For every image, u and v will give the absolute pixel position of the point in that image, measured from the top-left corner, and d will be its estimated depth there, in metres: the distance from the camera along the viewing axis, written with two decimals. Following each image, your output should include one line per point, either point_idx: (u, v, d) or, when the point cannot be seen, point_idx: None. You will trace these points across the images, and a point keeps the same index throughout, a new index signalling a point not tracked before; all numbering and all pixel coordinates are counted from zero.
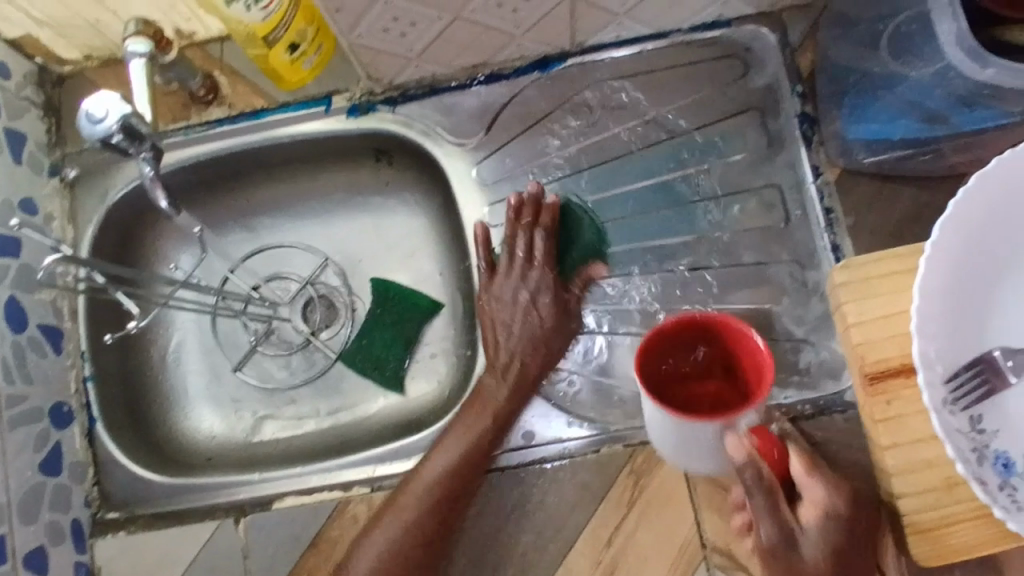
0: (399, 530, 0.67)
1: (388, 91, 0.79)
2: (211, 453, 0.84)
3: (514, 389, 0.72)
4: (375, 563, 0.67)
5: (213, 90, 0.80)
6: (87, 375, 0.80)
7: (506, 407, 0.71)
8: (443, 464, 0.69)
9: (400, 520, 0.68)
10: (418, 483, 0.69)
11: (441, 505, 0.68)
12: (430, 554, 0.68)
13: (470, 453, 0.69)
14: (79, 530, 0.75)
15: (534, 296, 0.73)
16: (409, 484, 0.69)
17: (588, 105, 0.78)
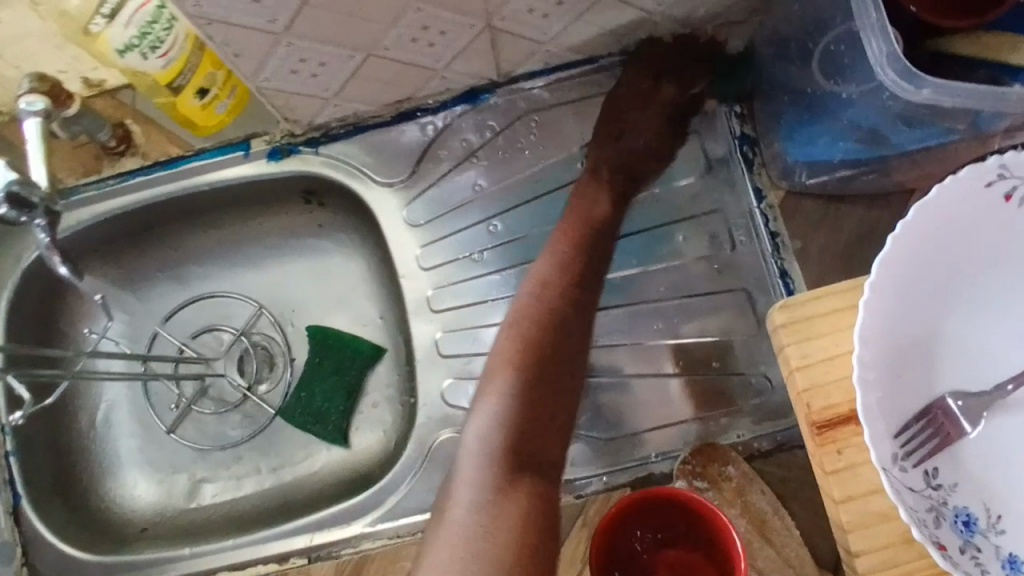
0: (515, 349, 0.56)
1: (309, 132, 0.74)
2: (145, 524, 0.80)
3: (624, 177, 0.69)
4: (508, 384, 0.54)
5: (125, 141, 0.76)
6: (9, 450, 0.74)
7: (605, 223, 0.66)
8: (546, 276, 0.61)
9: (504, 328, 0.58)
10: (521, 305, 0.59)
11: (563, 291, 0.60)
12: (567, 376, 0.56)
13: (565, 266, 0.62)
14: None
15: (656, 118, 0.70)
16: (516, 306, 0.59)
17: (522, 136, 0.74)
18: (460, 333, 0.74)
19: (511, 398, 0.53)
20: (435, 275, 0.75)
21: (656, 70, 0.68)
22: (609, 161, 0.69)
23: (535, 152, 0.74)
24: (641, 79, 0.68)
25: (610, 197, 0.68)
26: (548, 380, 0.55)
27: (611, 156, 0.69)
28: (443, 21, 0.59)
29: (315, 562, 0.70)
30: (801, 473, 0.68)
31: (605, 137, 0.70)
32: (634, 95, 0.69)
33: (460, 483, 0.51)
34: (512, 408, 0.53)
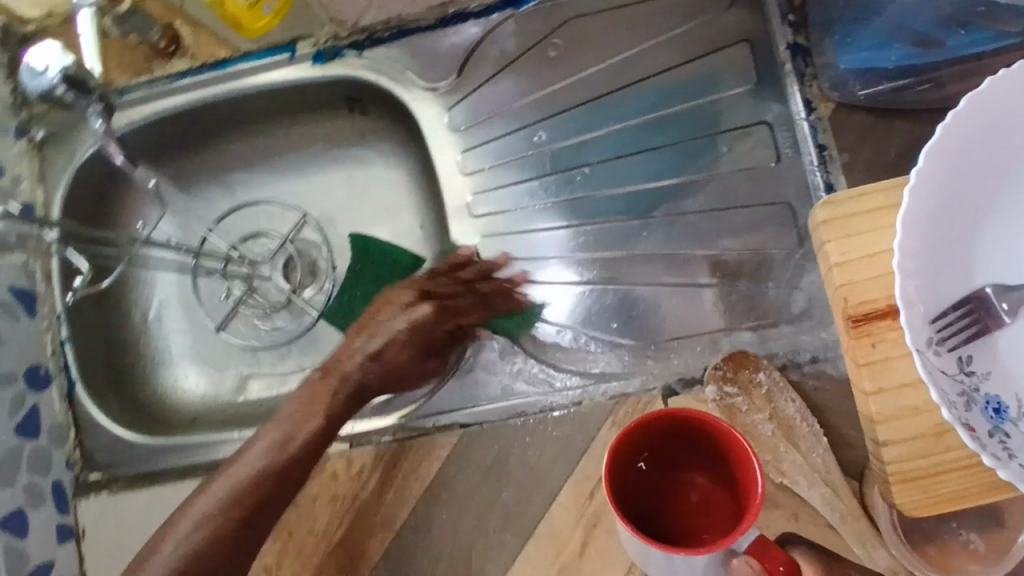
0: (198, 540, 0.55)
1: (354, 35, 0.75)
2: (196, 413, 0.83)
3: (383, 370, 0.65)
4: (177, 547, 0.55)
5: (175, 41, 0.77)
6: (65, 337, 0.78)
7: (357, 384, 0.63)
8: (268, 455, 0.58)
9: (208, 486, 0.57)
10: (281, 454, 0.58)
11: (256, 484, 0.57)
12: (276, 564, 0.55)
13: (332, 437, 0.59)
14: (62, 491, 0.74)
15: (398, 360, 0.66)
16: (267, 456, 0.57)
17: (567, 42, 0.74)
18: (498, 241, 0.75)
19: (200, 546, 0.55)
20: (473, 182, 0.75)
21: (443, 302, 0.67)
22: (356, 374, 0.63)
23: (577, 61, 0.74)
24: (406, 292, 0.66)
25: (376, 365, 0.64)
26: (235, 544, 0.56)
27: (350, 365, 0.63)
28: None
29: (355, 448, 0.71)
30: (835, 386, 0.67)
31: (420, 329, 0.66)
32: (438, 288, 0.68)
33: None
34: (188, 562, 0.54)
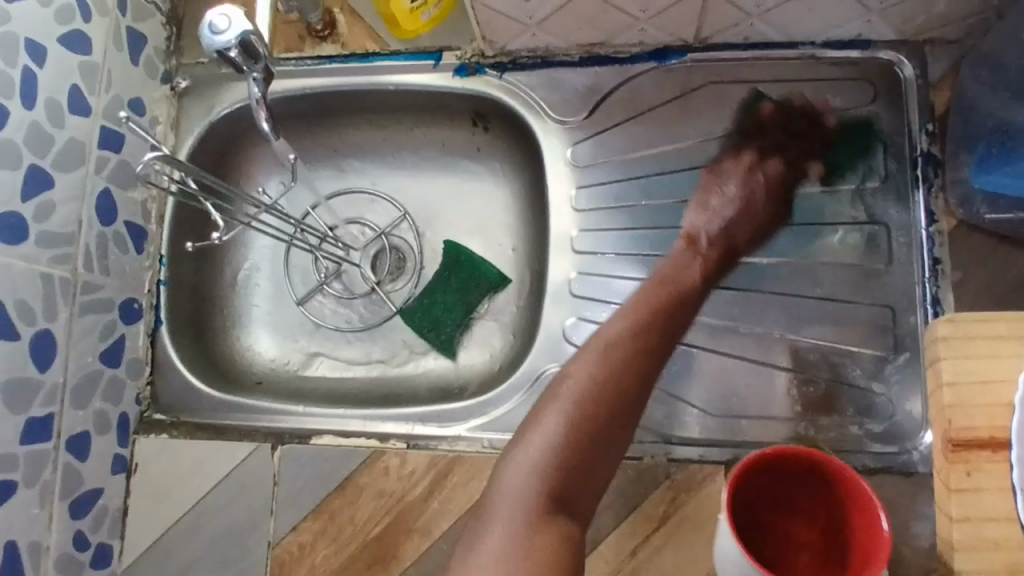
0: (540, 453, 0.55)
1: (498, 55, 0.77)
2: (261, 378, 0.86)
3: (669, 318, 0.65)
4: (541, 447, 0.55)
5: (331, 27, 0.80)
6: (162, 278, 0.81)
7: (692, 294, 0.68)
8: (616, 346, 0.61)
9: (571, 381, 0.58)
10: (597, 346, 0.61)
11: (631, 371, 0.60)
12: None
13: (655, 320, 0.64)
14: (125, 424, 0.77)
15: (749, 193, 0.73)
16: (585, 353, 0.60)
17: (699, 104, 0.75)
18: (592, 280, 0.76)
19: (551, 449, 0.55)
20: (583, 218, 0.77)
21: (761, 146, 0.74)
22: (707, 234, 0.72)
23: (705, 126, 0.75)
24: (742, 159, 0.74)
25: (701, 268, 0.70)
26: (574, 480, 0.55)
27: (708, 230, 0.72)
28: None
29: (412, 449, 0.73)
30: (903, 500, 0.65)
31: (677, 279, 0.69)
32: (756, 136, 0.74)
33: (493, 512, 0.53)
34: (555, 459, 0.54)
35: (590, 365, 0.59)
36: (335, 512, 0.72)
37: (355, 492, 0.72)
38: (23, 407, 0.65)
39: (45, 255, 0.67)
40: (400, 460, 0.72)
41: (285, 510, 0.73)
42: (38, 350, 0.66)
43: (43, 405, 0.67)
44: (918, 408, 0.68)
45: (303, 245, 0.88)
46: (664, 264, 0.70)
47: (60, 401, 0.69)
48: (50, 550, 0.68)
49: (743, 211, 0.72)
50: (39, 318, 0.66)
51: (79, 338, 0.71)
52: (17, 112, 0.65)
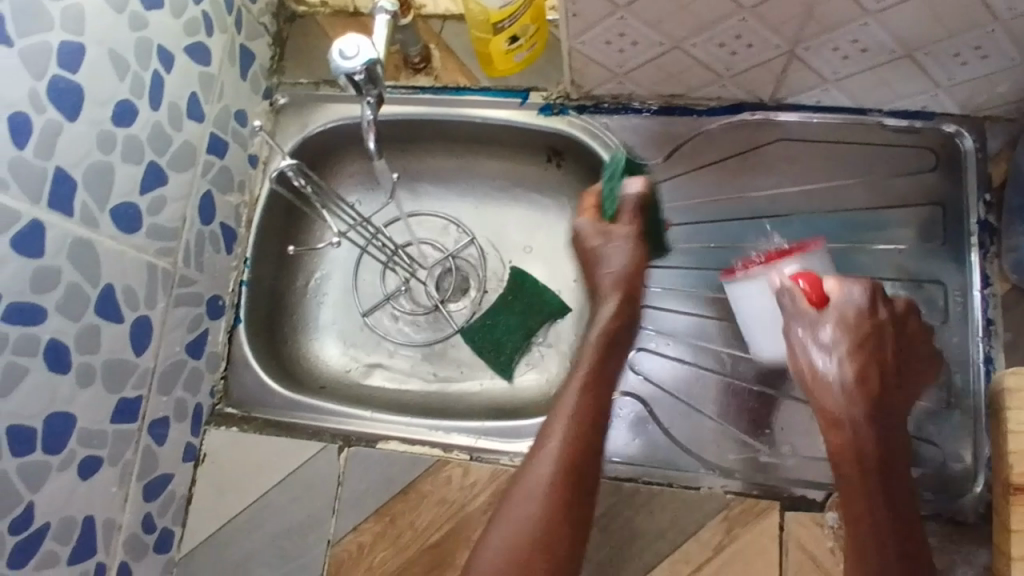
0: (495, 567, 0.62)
1: (584, 100, 0.83)
2: (325, 383, 0.89)
3: (586, 403, 0.68)
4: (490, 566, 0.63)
5: (426, 60, 0.86)
6: (245, 280, 0.85)
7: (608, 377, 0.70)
8: (548, 450, 0.66)
9: (514, 500, 0.65)
10: (548, 434, 0.67)
11: (563, 478, 0.65)
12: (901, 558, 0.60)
13: (587, 418, 0.67)
14: (199, 415, 0.80)
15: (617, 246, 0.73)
16: (543, 443, 0.67)
17: (769, 158, 0.81)
18: (660, 314, 0.80)
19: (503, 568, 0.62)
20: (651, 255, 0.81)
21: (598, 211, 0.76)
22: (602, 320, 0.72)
23: (773, 179, 0.80)
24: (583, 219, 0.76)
25: (609, 341, 0.71)
26: None
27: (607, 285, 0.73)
28: (756, 32, 0.67)
29: (475, 461, 0.76)
30: (943, 541, 0.69)
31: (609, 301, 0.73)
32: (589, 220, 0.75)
33: None
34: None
35: (539, 478, 0.65)
36: (396, 516, 0.75)
37: (417, 499, 0.75)
38: (118, 388, 0.68)
39: (154, 246, 0.71)
40: (462, 471, 0.76)
41: (348, 510, 0.76)
42: (138, 336, 0.70)
43: (134, 388, 0.70)
44: (968, 461, 0.71)
45: (375, 260, 0.93)
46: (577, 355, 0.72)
47: (148, 387, 0.72)
48: (122, 530, 0.71)
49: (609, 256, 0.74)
50: (142, 305, 0.70)
51: (171, 328, 0.75)
52: (144, 111, 0.69)
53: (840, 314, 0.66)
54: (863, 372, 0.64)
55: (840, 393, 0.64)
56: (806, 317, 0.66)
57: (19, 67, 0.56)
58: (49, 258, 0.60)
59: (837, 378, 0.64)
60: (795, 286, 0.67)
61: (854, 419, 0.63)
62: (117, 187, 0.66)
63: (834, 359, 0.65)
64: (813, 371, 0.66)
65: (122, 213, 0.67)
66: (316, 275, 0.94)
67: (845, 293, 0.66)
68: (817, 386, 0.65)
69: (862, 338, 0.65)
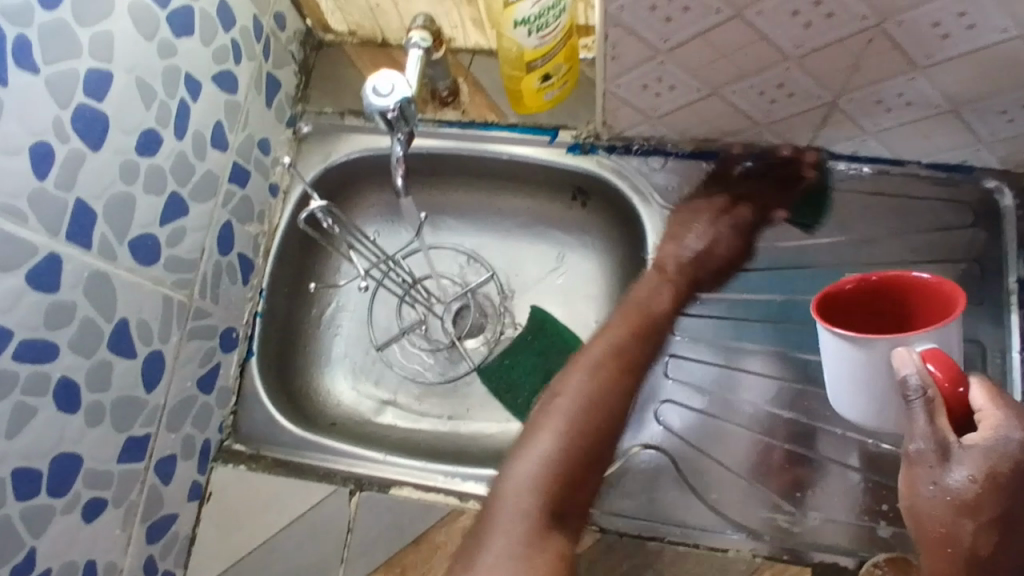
0: (549, 445, 0.63)
1: (614, 140, 0.81)
2: (335, 420, 0.86)
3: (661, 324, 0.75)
4: (545, 446, 0.63)
5: (455, 94, 0.85)
6: (259, 311, 0.82)
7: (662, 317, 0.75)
8: (610, 352, 0.70)
9: (580, 383, 0.67)
10: (612, 336, 0.71)
11: (627, 374, 0.69)
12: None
13: (633, 351, 0.71)
14: (207, 452, 0.77)
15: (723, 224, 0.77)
16: (605, 342, 0.71)
17: (802, 206, 0.79)
18: (686, 364, 0.78)
19: (558, 451, 0.63)
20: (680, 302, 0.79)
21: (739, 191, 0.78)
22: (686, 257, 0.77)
23: (805, 229, 0.79)
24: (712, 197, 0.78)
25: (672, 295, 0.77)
26: (573, 482, 0.63)
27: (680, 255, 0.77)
28: (798, 82, 0.65)
29: None
30: None
31: (672, 247, 0.77)
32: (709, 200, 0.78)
33: (493, 524, 0.60)
34: (551, 470, 0.62)
35: (612, 367, 0.69)
36: (408, 568, 0.72)
37: (430, 550, 0.72)
38: (126, 426, 0.66)
39: (171, 278, 0.69)
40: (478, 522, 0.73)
41: (357, 559, 0.73)
42: (150, 371, 0.68)
43: (143, 425, 0.68)
44: None
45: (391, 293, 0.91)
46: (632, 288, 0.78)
47: (157, 423, 0.70)
48: (123, 574, 0.68)
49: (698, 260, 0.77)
50: (156, 340, 0.68)
51: (183, 362, 0.72)
52: (168, 141, 0.67)
53: (983, 450, 0.50)
54: (993, 519, 0.51)
55: (964, 533, 0.52)
56: (934, 441, 0.51)
57: (44, 96, 0.54)
58: (63, 293, 0.58)
59: (956, 519, 0.52)
60: (934, 398, 0.51)
61: (965, 564, 0.52)
62: (136, 217, 0.64)
63: (957, 497, 0.51)
64: (925, 500, 0.53)
65: (140, 245, 0.65)
66: (331, 308, 0.92)
67: (997, 429, 0.50)
68: (926, 515, 0.53)
69: (1007, 486, 0.50)
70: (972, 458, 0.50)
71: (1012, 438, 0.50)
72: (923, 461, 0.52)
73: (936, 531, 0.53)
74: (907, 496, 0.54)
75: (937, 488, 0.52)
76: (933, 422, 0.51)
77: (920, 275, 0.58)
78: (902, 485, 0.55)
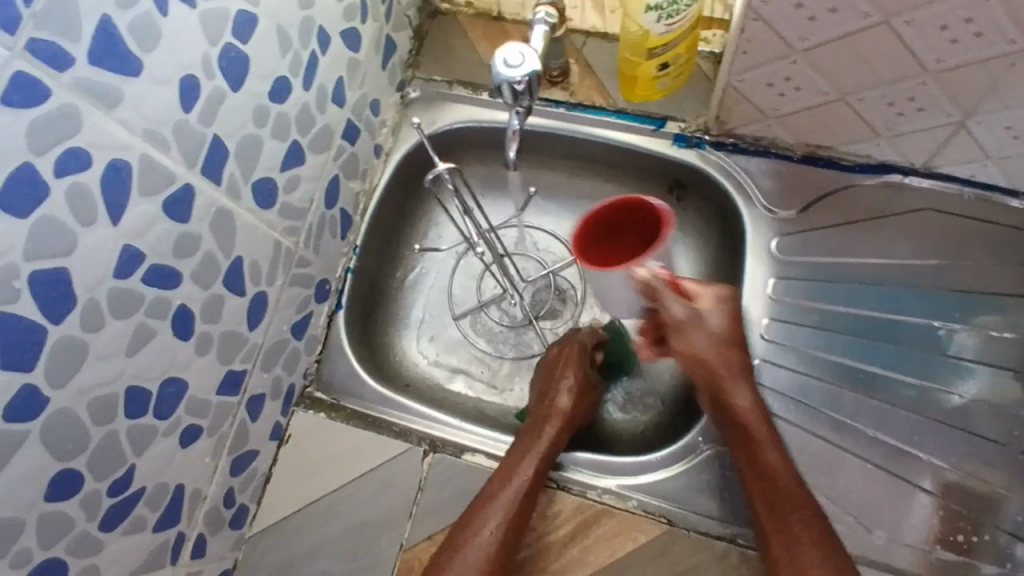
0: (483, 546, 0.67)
1: (723, 136, 0.80)
2: (410, 381, 0.88)
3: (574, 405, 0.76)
4: (478, 551, 0.67)
5: (565, 74, 0.85)
6: (352, 267, 0.84)
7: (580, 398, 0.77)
8: (536, 447, 0.72)
9: (506, 486, 0.70)
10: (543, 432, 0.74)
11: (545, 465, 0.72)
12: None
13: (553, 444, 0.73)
14: (291, 396, 0.79)
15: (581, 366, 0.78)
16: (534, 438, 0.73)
17: (908, 224, 0.77)
18: (772, 370, 0.77)
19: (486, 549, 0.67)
20: (773, 307, 0.78)
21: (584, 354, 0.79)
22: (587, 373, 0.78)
23: (909, 248, 0.77)
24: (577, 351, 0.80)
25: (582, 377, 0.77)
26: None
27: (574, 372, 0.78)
28: (932, 97, 0.64)
29: (562, 491, 0.74)
30: None
31: (570, 369, 0.78)
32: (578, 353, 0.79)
33: None
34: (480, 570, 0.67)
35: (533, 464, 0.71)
36: None
37: None
38: (227, 360, 0.69)
39: (282, 225, 0.71)
40: (548, 498, 0.74)
41: (425, 517, 0.75)
42: (254, 311, 0.70)
43: (241, 361, 0.71)
44: None
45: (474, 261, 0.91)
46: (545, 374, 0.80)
47: (253, 361, 0.72)
48: (205, 502, 0.71)
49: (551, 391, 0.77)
50: (262, 281, 0.71)
51: (282, 307, 0.75)
52: (297, 91, 0.69)
53: (716, 304, 0.74)
54: (734, 368, 0.73)
55: (762, 452, 0.70)
56: (688, 312, 0.74)
57: (199, 32, 0.56)
58: (192, 224, 0.60)
59: (712, 348, 0.73)
60: (661, 280, 0.71)
61: (724, 396, 0.73)
62: (261, 160, 0.66)
63: (716, 336, 0.74)
64: (696, 343, 0.74)
65: (261, 188, 0.67)
66: (416, 273, 0.93)
67: (712, 295, 0.75)
68: (696, 354, 0.74)
69: (739, 326, 0.75)
70: (706, 311, 0.74)
71: (732, 297, 0.75)
72: (690, 317, 0.74)
73: (761, 465, 0.70)
74: (685, 354, 0.75)
75: (701, 331, 0.74)
76: (671, 295, 0.73)
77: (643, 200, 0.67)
78: (678, 343, 0.76)
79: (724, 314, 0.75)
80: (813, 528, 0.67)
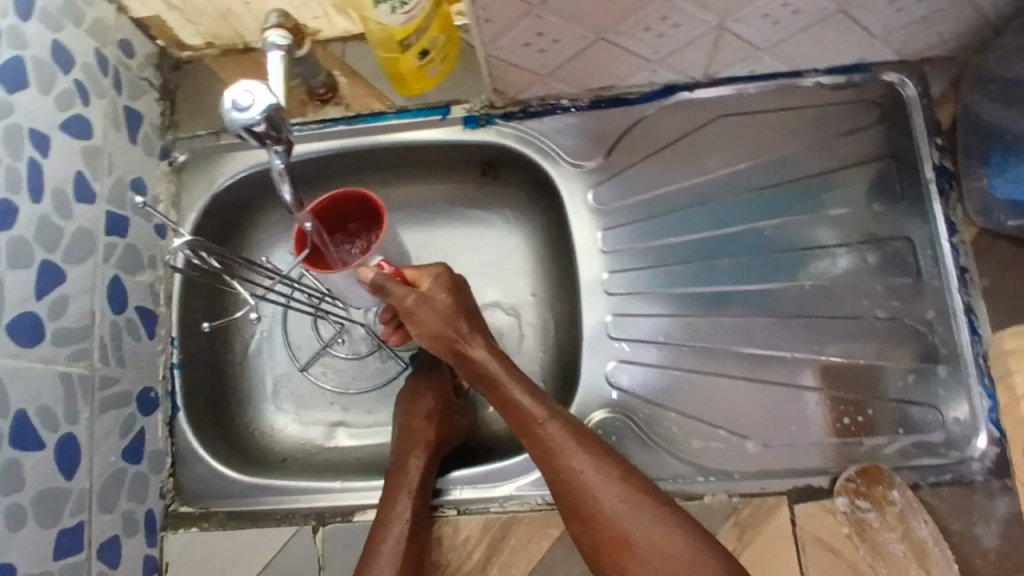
0: None
1: (509, 106, 0.77)
2: (286, 455, 0.81)
3: (433, 423, 0.73)
4: None
5: (332, 89, 0.79)
6: (176, 361, 0.76)
7: (437, 414, 0.74)
8: (409, 476, 0.69)
9: (392, 528, 0.66)
10: (412, 460, 0.70)
11: (423, 491, 0.69)
12: (621, 543, 0.61)
13: (426, 467, 0.70)
14: (152, 522, 0.72)
15: (427, 387, 0.76)
16: (409, 467, 0.70)
17: (712, 138, 0.76)
18: (629, 321, 0.75)
19: None
20: (610, 260, 0.76)
21: (436, 379, 0.77)
22: (437, 393, 0.75)
23: (718, 160, 0.76)
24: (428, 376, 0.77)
25: (438, 397, 0.75)
26: None
27: (426, 399, 0.75)
28: (683, 12, 0.62)
29: (464, 514, 0.71)
30: (948, 505, 0.68)
31: (417, 398, 0.75)
32: (423, 382, 0.76)
33: None
34: None
35: (409, 495, 0.68)
36: None
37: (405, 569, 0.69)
38: (53, 521, 0.61)
39: (63, 354, 0.63)
40: (452, 528, 0.70)
41: None
42: (64, 458, 0.62)
43: (72, 514, 0.63)
44: (966, 414, 0.70)
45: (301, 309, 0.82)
46: (398, 408, 0.76)
47: (88, 508, 0.64)
48: None
49: (406, 422, 0.73)
50: (64, 422, 0.62)
51: (101, 439, 0.67)
52: (26, 206, 0.60)
53: (434, 281, 0.71)
54: (468, 329, 0.69)
55: (510, 391, 0.67)
56: (416, 295, 0.68)
57: None
58: None
59: (442, 323, 0.68)
60: (386, 277, 0.67)
61: (467, 355, 0.69)
62: (6, 298, 0.58)
63: (443, 308, 0.69)
64: (429, 322, 0.68)
65: (19, 326, 0.59)
66: (252, 342, 0.84)
67: (430, 274, 0.72)
68: (434, 330, 0.69)
69: (463, 296, 0.71)
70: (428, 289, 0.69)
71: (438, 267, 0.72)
72: (419, 302, 0.68)
73: (513, 403, 0.67)
74: (427, 334, 0.69)
75: (429, 307, 0.68)
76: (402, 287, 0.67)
77: (334, 198, 0.70)
78: (412, 326, 0.69)
79: (454, 292, 0.71)
80: (629, 479, 0.64)
